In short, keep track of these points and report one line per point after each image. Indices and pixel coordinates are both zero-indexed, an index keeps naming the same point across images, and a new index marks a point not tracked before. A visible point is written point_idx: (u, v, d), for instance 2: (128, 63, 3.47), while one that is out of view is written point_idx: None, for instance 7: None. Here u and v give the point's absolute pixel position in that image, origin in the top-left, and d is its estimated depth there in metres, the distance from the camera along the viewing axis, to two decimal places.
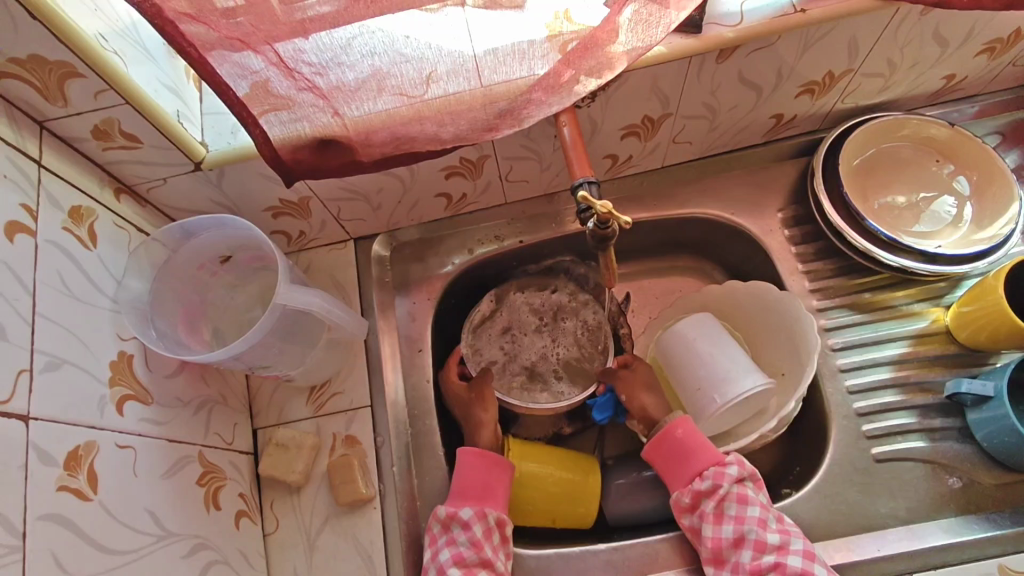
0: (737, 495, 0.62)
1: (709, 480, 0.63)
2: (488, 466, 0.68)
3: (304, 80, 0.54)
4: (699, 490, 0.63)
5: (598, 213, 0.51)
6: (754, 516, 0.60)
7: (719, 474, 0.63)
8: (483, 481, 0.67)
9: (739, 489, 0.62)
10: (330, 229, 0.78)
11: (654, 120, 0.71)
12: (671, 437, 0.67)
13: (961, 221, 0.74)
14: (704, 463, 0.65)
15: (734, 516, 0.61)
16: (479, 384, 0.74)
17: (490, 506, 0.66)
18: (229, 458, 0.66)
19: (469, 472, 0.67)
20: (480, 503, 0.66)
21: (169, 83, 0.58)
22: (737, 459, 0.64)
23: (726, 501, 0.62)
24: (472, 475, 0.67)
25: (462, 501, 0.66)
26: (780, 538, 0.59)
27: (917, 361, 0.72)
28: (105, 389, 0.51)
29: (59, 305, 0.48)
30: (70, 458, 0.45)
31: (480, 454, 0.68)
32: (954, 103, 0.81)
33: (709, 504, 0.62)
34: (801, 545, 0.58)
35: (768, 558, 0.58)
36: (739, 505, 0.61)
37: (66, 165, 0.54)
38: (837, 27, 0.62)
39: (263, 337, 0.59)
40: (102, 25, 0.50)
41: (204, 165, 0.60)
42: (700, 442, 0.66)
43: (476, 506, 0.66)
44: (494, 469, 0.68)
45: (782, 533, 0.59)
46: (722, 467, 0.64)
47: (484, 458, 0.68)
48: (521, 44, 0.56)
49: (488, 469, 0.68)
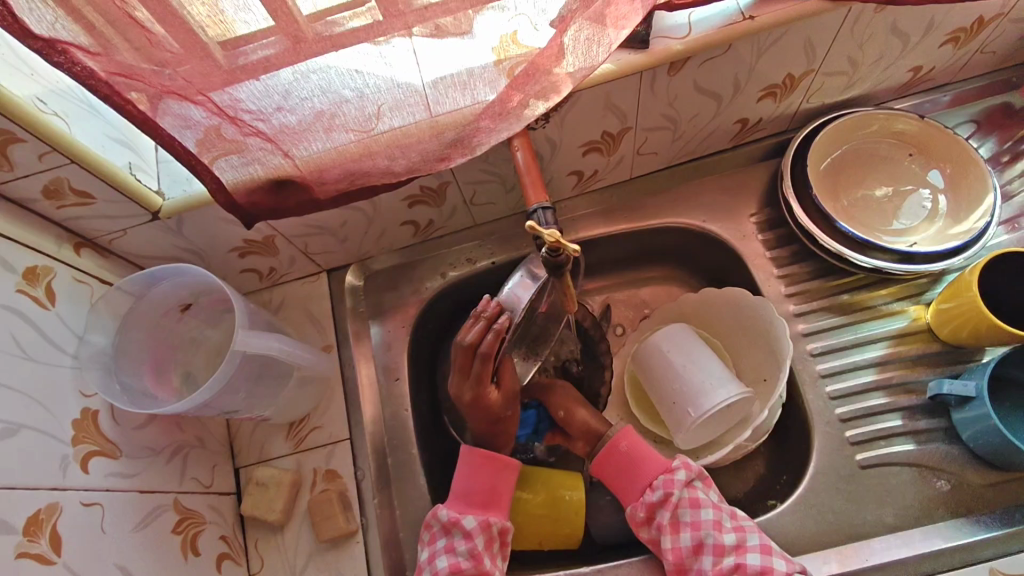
0: (688, 500, 0.61)
1: (660, 491, 0.62)
2: (496, 470, 0.67)
3: (247, 127, 0.54)
4: (652, 502, 0.62)
5: (548, 242, 0.51)
6: (708, 519, 0.59)
7: (669, 482, 0.62)
8: (489, 486, 0.67)
9: (689, 493, 0.61)
10: (300, 263, 0.78)
11: (615, 135, 0.70)
12: (616, 451, 0.67)
13: (937, 215, 0.73)
14: (653, 473, 0.64)
15: (690, 523, 0.60)
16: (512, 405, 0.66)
17: (494, 514, 0.65)
18: (209, 502, 0.66)
19: (474, 476, 0.67)
20: (484, 510, 0.65)
21: (119, 136, 0.58)
22: (684, 463, 0.64)
23: (679, 510, 0.61)
24: (478, 480, 0.67)
25: (466, 508, 0.65)
26: (736, 537, 0.58)
27: (899, 362, 0.70)
28: (68, 448, 0.51)
29: (15, 369, 0.49)
30: (30, 523, 0.46)
31: (488, 456, 0.67)
32: (926, 93, 0.79)
33: (664, 516, 0.61)
34: (757, 540, 0.57)
35: (728, 559, 0.57)
36: (694, 510, 0.60)
37: (19, 227, 0.54)
38: (788, 31, 0.61)
39: (228, 383, 0.60)
40: (38, 88, 0.51)
41: (161, 214, 0.60)
42: (645, 452, 0.66)
43: (480, 513, 0.65)
44: (501, 473, 0.67)
45: (738, 532, 0.58)
46: (670, 474, 0.63)
47: (492, 462, 0.67)
48: (462, 75, 0.55)
49: (496, 473, 0.67)
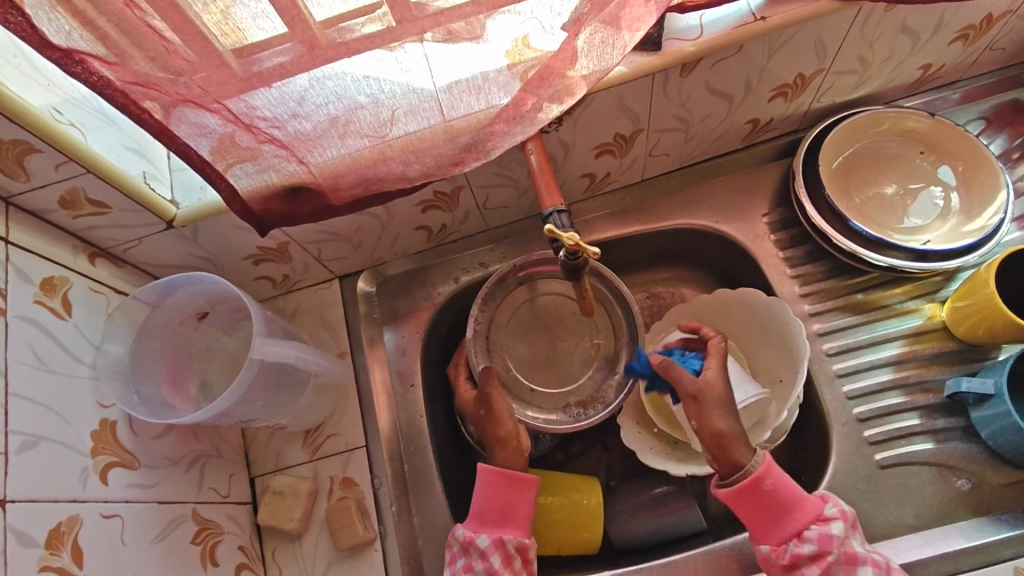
0: (847, 558, 0.56)
1: (814, 544, 0.56)
2: (511, 486, 0.64)
3: (263, 134, 0.54)
4: (800, 554, 0.56)
5: (566, 245, 0.51)
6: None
7: (825, 536, 0.56)
8: (504, 502, 0.64)
9: (849, 548, 0.56)
10: (313, 270, 0.78)
11: (627, 137, 0.70)
12: (761, 492, 0.58)
13: (950, 213, 0.73)
14: (803, 520, 0.57)
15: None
16: (484, 404, 0.68)
17: (509, 531, 0.63)
18: (226, 512, 0.66)
19: (488, 493, 0.64)
20: (498, 527, 0.63)
21: (134, 146, 0.58)
22: (840, 513, 0.58)
23: (835, 565, 0.55)
24: (491, 496, 0.64)
25: (480, 525, 0.63)
26: None
27: (915, 361, 0.70)
28: (88, 459, 0.51)
29: (34, 381, 0.49)
30: (52, 537, 0.45)
31: (499, 471, 0.64)
32: (935, 91, 0.79)
33: (813, 571, 0.56)
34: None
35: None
36: (851, 568, 0.55)
37: (36, 238, 0.54)
38: (800, 31, 0.61)
39: (246, 392, 0.59)
40: (54, 98, 0.51)
41: (176, 223, 0.60)
42: (796, 495, 0.58)
43: (494, 531, 0.62)
44: (517, 489, 0.64)
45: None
46: (826, 525, 0.57)
47: (506, 478, 0.64)
48: (477, 80, 0.54)
49: (510, 488, 0.64)
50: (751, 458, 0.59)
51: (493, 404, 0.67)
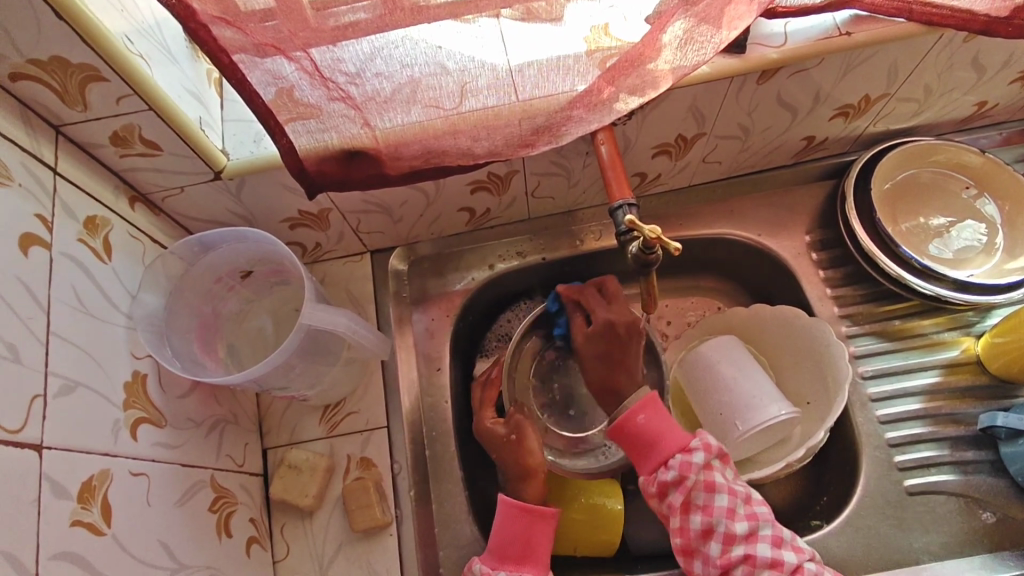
0: (703, 484, 0.57)
1: (675, 472, 0.58)
2: (531, 521, 0.62)
3: (337, 89, 0.51)
4: (665, 482, 0.58)
5: (645, 237, 0.49)
6: (723, 506, 0.56)
7: (685, 464, 0.58)
8: (525, 537, 0.62)
9: (706, 477, 0.57)
10: (347, 240, 0.75)
11: (688, 139, 0.69)
12: (632, 424, 0.61)
13: (993, 249, 0.73)
14: (670, 450, 0.59)
15: (702, 507, 0.57)
16: (517, 429, 0.68)
17: (529, 568, 0.61)
18: (240, 482, 0.63)
19: (508, 527, 0.62)
20: (518, 564, 0.61)
21: (192, 88, 0.55)
22: (704, 445, 0.59)
23: (693, 491, 0.57)
24: (511, 532, 0.62)
25: (499, 561, 0.61)
26: (749, 526, 0.56)
27: (948, 392, 0.71)
28: (120, 412, 0.48)
29: (75, 323, 0.46)
30: (84, 490, 0.42)
31: (522, 507, 0.62)
32: (980, 129, 0.80)
33: (676, 497, 0.58)
34: (769, 530, 0.56)
35: (738, 549, 0.55)
36: (707, 494, 0.57)
37: (82, 173, 0.51)
38: (879, 52, 0.61)
39: (287, 358, 0.58)
40: (128, 26, 0.47)
41: (224, 174, 0.57)
42: (664, 426, 0.61)
43: (514, 568, 0.60)
44: (537, 525, 0.62)
45: (751, 520, 0.56)
46: (688, 455, 0.59)
47: (527, 512, 0.62)
48: (566, 59, 0.53)
49: (531, 523, 0.62)
50: (634, 391, 0.64)
51: (526, 435, 0.67)
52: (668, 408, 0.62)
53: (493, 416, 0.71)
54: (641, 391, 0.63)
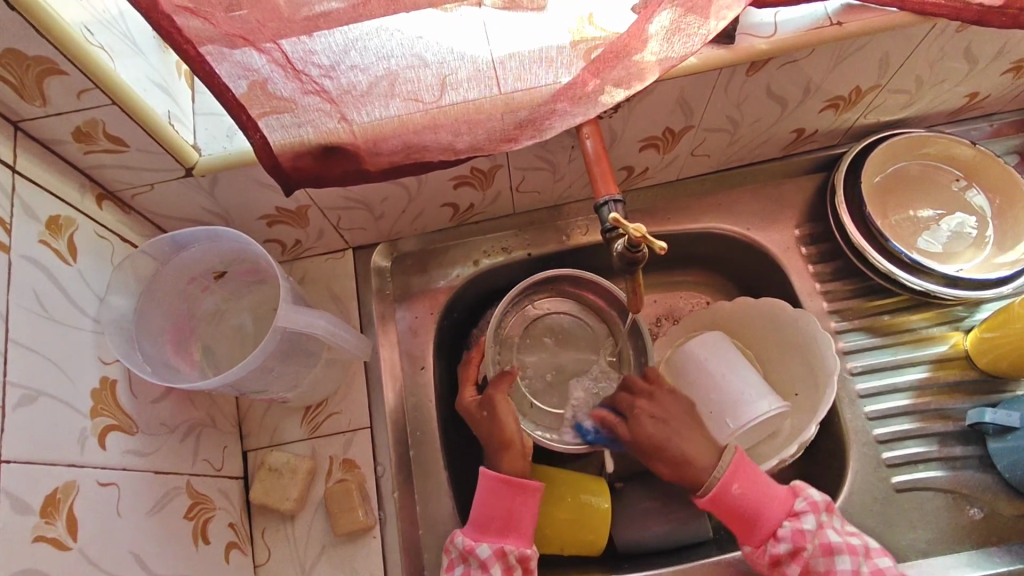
0: (821, 547, 0.58)
1: (789, 542, 0.58)
2: (513, 493, 0.61)
3: (311, 83, 0.49)
4: (778, 553, 0.59)
5: (630, 236, 0.48)
6: (846, 568, 0.57)
7: (798, 532, 0.58)
8: (507, 511, 0.61)
9: (821, 540, 0.58)
10: (327, 237, 0.73)
11: (676, 132, 0.67)
12: (727, 497, 0.61)
13: (983, 243, 0.73)
14: (776, 518, 0.60)
15: (824, 572, 0.58)
16: (488, 405, 0.66)
17: (511, 541, 0.60)
18: (218, 486, 0.62)
19: (489, 500, 0.61)
20: (500, 537, 0.60)
21: (160, 81, 0.52)
22: (810, 505, 0.60)
23: (812, 558, 0.58)
24: (493, 504, 0.61)
25: (481, 534, 0.60)
26: None
27: (936, 387, 0.71)
28: (87, 420, 0.46)
29: (38, 330, 0.44)
30: (47, 504, 0.41)
31: (503, 479, 0.61)
32: (971, 121, 0.79)
33: (794, 566, 0.58)
34: None
35: None
36: (828, 559, 0.58)
37: (44, 171, 0.49)
38: (870, 42, 0.59)
39: (264, 361, 0.56)
40: (88, 17, 0.44)
41: (195, 171, 0.55)
42: (763, 494, 0.60)
43: (496, 540, 0.60)
44: (520, 497, 0.61)
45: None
46: (797, 521, 0.59)
47: (508, 484, 0.61)
48: (550, 51, 0.51)
49: (512, 497, 0.61)
50: (718, 458, 0.62)
51: (497, 410, 0.65)
52: (757, 471, 0.62)
53: (474, 394, 0.69)
54: (726, 456, 0.62)
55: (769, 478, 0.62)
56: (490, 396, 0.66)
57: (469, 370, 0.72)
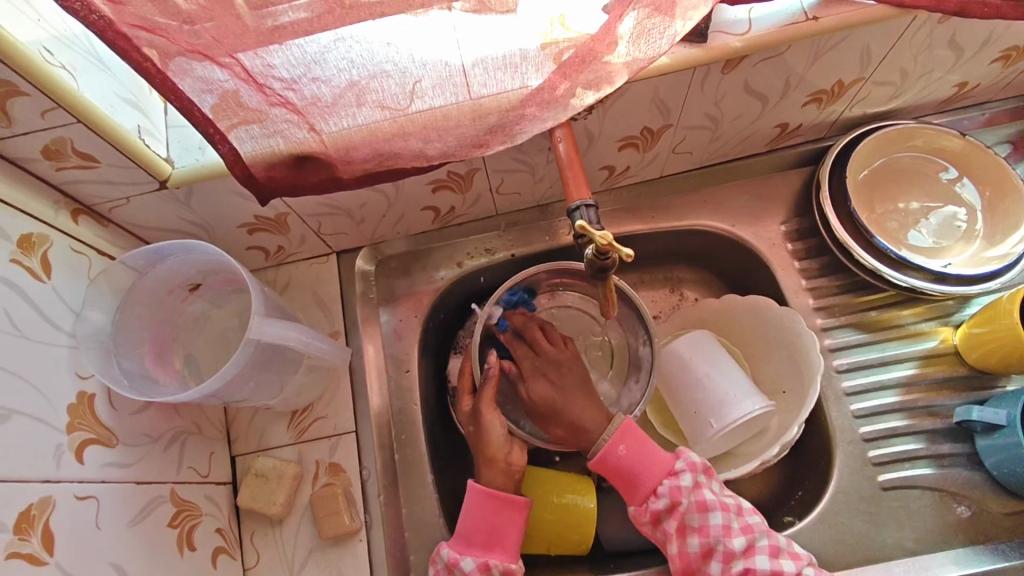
0: (697, 505, 0.57)
1: (666, 498, 0.58)
2: (499, 508, 0.62)
3: (274, 95, 0.49)
4: (658, 509, 0.58)
5: (598, 244, 0.48)
6: (717, 525, 0.57)
7: (675, 489, 0.58)
8: (493, 525, 0.61)
9: (696, 497, 0.58)
10: (311, 243, 0.73)
11: (654, 131, 0.67)
12: (613, 457, 0.60)
13: (973, 236, 0.71)
14: (656, 477, 0.59)
15: (698, 528, 0.57)
16: (473, 420, 0.66)
17: (496, 555, 0.60)
18: (205, 492, 0.63)
19: (477, 513, 0.62)
20: (485, 550, 0.61)
21: (129, 96, 0.53)
22: (688, 465, 0.60)
23: (687, 514, 0.57)
24: (479, 517, 0.62)
25: (467, 547, 0.61)
26: (745, 541, 0.56)
27: (925, 383, 0.70)
28: (63, 436, 0.47)
29: (11, 349, 0.45)
30: (22, 520, 0.42)
31: (490, 494, 0.62)
32: (963, 110, 0.77)
33: (671, 523, 0.58)
34: (765, 540, 0.57)
35: (738, 566, 0.56)
36: (702, 515, 0.57)
37: (15, 189, 0.50)
38: (849, 36, 0.58)
39: (239, 373, 0.57)
40: (45, 36, 0.45)
41: (169, 184, 0.55)
42: (646, 457, 0.60)
43: (481, 555, 0.60)
44: (506, 513, 0.62)
45: (746, 534, 0.57)
46: (676, 479, 0.59)
47: (495, 499, 0.62)
48: (514, 57, 0.50)
49: (499, 512, 0.62)
50: (607, 423, 0.62)
51: (483, 422, 0.65)
52: (644, 436, 0.62)
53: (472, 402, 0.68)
54: (615, 420, 0.62)
55: (655, 442, 0.62)
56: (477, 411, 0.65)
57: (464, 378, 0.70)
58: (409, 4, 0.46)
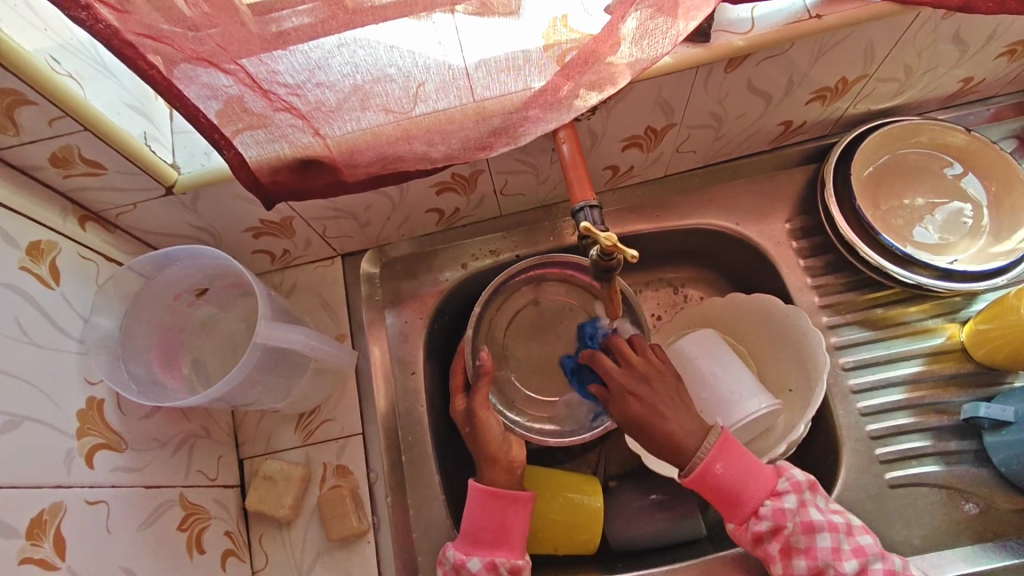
0: (803, 527, 0.57)
1: (769, 521, 0.57)
2: (503, 507, 0.62)
3: (279, 101, 0.49)
4: (760, 531, 0.57)
5: (602, 245, 0.48)
6: (826, 547, 0.56)
7: (779, 511, 0.57)
8: (499, 522, 0.62)
9: (804, 518, 0.57)
10: (316, 246, 0.74)
11: (657, 131, 0.67)
12: (711, 475, 0.58)
13: (978, 232, 0.71)
14: (758, 496, 0.58)
15: (804, 551, 0.56)
16: (467, 420, 0.67)
17: (502, 553, 0.61)
18: (214, 496, 0.63)
19: (481, 513, 0.62)
20: (492, 549, 0.61)
21: (135, 102, 0.53)
22: (793, 485, 0.58)
23: (792, 536, 0.57)
24: (483, 517, 0.62)
25: (473, 547, 0.61)
26: (857, 564, 0.56)
27: (932, 380, 0.70)
28: (73, 441, 0.48)
29: (21, 356, 0.45)
30: (33, 526, 0.42)
31: (493, 493, 0.62)
32: (968, 105, 0.76)
33: (774, 546, 0.57)
34: (879, 563, 0.56)
35: None
36: (809, 538, 0.56)
37: (24, 197, 0.50)
38: (852, 33, 0.58)
39: (245, 377, 0.57)
40: (51, 44, 0.45)
41: (175, 189, 0.56)
42: (749, 476, 0.58)
43: (488, 553, 0.61)
44: (510, 510, 0.62)
45: (858, 556, 0.56)
46: (779, 500, 0.58)
47: (498, 498, 0.62)
48: (517, 58, 0.50)
49: (502, 510, 0.62)
50: (704, 434, 0.59)
51: (482, 420, 0.65)
52: (741, 448, 0.59)
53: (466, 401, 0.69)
54: (713, 432, 0.59)
55: (754, 455, 0.60)
56: (467, 409, 0.67)
57: (456, 376, 0.70)
58: (410, 7, 0.45)
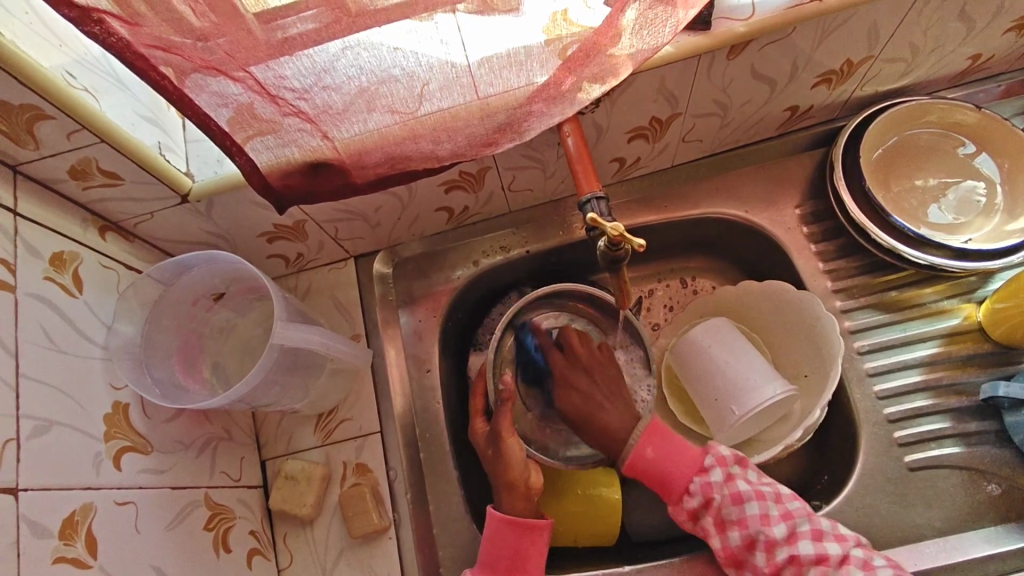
0: (731, 498, 0.56)
1: (699, 496, 0.57)
2: (521, 534, 0.60)
3: (287, 105, 0.50)
4: (693, 509, 0.57)
5: (609, 235, 0.48)
6: (755, 514, 0.55)
7: (706, 486, 0.57)
8: (515, 551, 0.60)
9: (730, 490, 0.56)
10: (329, 248, 0.75)
11: (663, 121, 0.67)
12: (641, 461, 0.59)
13: (992, 210, 0.70)
14: (686, 475, 0.58)
15: (737, 521, 0.56)
16: (490, 444, 0.65)
17: None
18: (238, 496, 0.64)
19: (498, 541, 0.60)
20: None
21: (149, 114, 0.55)
22: (718, 459, 0.58)
23: (722, 509, 0.56)
24: (500, 544, 0.60)
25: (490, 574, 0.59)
26: (787, 527, 0.54)
27: (949, 361, 0.69)
28: (101, 444, 0.49)
29: (48, 362, 0.47)
30: (66, 526, 0.44)
31: (511, 520, 0.61)
32: (978, 83, 0.75)
33: (709, 519, 0.57)
34: (807, 525, 0.55)
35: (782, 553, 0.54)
36: (738, 507, 0.55)
37: (46, 210, 0.52)
38: (855, 15, 0.57)
39: (264, 378, 0.58)
40: (67, 60, 0.47)
41: (191, 197, 0.57)
42: (674, 457, 0.58)
43: None
44: (529, 537, 0.60)
45: (787, 520, 0.55)
46: (706, 475, 0.57)
47: (517, 526, 0.61)
48: (518, 53, 0.51)
49: (520, 538, 0.60)
50: (633, 427, 0.62)
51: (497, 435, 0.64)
52: (670, 432, 0.60)
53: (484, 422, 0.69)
54: (643, 424, 0.62)
55: (682, 437, 0.60)
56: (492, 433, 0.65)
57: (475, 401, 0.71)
58: (413, 10, 0.46)
